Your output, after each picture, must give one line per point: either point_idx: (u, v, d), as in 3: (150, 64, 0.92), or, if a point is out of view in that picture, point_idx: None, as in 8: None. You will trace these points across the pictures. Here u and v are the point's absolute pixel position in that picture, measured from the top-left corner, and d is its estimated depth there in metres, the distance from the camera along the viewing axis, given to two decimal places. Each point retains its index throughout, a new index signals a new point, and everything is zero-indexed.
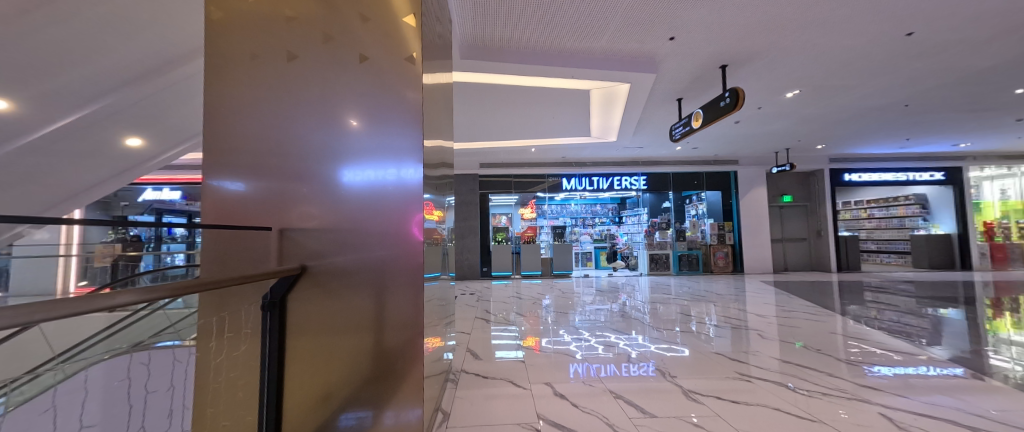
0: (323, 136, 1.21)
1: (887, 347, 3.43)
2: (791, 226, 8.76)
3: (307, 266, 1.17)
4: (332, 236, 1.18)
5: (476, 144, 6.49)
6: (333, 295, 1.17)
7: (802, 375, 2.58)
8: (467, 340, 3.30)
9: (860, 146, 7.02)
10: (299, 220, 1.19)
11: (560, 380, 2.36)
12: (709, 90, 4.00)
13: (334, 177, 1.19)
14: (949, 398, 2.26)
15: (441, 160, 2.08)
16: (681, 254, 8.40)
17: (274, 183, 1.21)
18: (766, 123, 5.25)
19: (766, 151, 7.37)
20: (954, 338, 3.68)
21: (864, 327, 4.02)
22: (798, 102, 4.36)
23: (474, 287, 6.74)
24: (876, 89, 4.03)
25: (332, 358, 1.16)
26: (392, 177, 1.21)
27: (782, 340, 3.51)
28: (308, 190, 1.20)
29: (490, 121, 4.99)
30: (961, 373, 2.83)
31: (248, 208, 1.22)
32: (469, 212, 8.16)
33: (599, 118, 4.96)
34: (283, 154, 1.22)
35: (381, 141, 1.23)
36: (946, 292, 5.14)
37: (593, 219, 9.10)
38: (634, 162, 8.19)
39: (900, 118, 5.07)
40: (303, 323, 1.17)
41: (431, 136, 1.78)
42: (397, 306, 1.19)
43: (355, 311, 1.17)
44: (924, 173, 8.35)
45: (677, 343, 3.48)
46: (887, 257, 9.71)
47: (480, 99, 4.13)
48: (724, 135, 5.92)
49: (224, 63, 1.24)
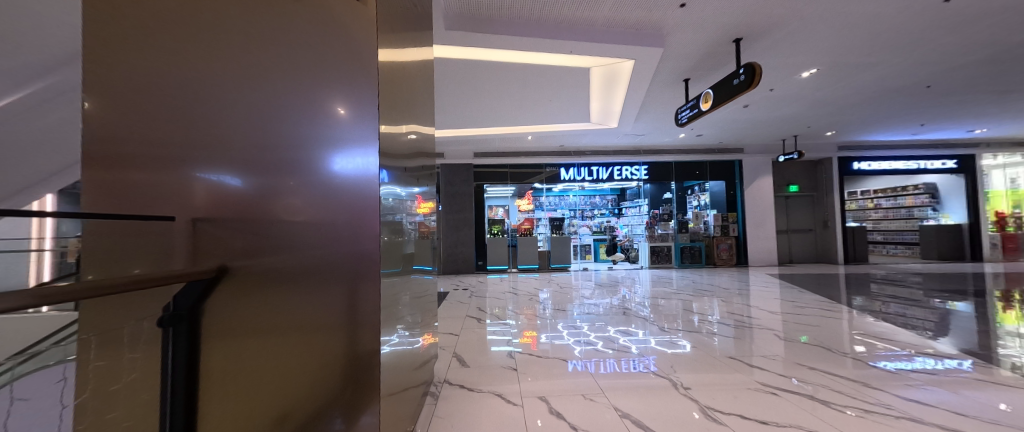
0: (298, 111, 0.99)
1: (895, 341, 3.36)
2: (795, 217, 8.63)
3: (243, 267, 0.93)
4: (296, 227, 0.98)
5: (471, 131, 6.28)
6: (278, 297, 0.95)
7: (817, 379, 2.52)
8: (458, 341, 3.13)
9: (871, 132, 6.82)
10: (272, 217, 0.97)
11: (563, 392, 2.21)
12: (718, 68, 3.80)
13: (318, 164, 0.99)
14: (964, 397, 2.25)
15: (421, 150, 1.86)
16: (683, 246, 8.26)
17: (243, 174, 0.97)
18: (774, 107, 5.04)
19: (773, 138, 7.17)
20: (961, 331, 3.57)
21: (869, 320, 3.94)
22: (813, 82, 4.16)
23: (467, 281, 6.64)
24: (896, 68, 3.84)
25: (283, 373, 0.96)
26: (373, 163, 1.07)
27: (785, 335, 3.46)
28: (284, 183, 0.98)
29: (485, 105, 4.79)
30: (967, 366, 2.78)
31: (206, 210, 0.94)
32: (462, 204, 7.97)
33: (599, 102, 4.78)
34: (249, 140, 0.98)
35: (369, 120, 1.09)
36: (955, 284, 5.03)
37: (591, 210, 8.83)
38: (635, 151, 7.94)
39: (919, 100, 4.87)
40: (229, 335, 0.93)
41: (406, 118, 1.55)
42: (371, 301, 1.04)
43: (312, 313, 0.98)
44: (936, 161, 8.18)
45: (678, 338, 3.40)
46: (893, 248, 9.70)
47: (474, 77, 3.90)
48: (730, 120, 5.71)
49: (120, 10, 0.94)
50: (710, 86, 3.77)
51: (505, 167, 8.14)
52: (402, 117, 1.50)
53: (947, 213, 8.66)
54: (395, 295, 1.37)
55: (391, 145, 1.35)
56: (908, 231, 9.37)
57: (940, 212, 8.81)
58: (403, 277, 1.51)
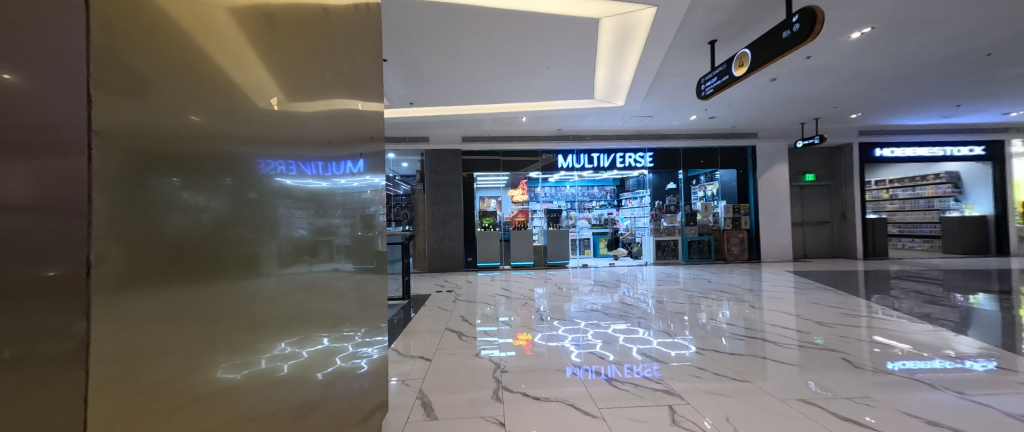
0: (259, 103, 0.85)
1: (909, 339, 3.12)
2: (809, 208, 8.39)
3: (181, 258, 0.65)
4: (245, 225, 0.80)
5: (466, 109, 5.82)
6: (203, 287, 0.70)
7: (828, 380, 2.38)
8: (430, 367, 2.53)
9: (899, 115, 6.54)
10: (253, 223, 0.83)
11: (579, 416, 1.89)
12: (755, 25, 3.47)
13: (278, 176, 0.91)
14: (987, 402, 2.10)
15: (365, 132, 1.45)
16: (691, 240, 7.97)
17: (203, 171, 0.68)
18: (807, 80, 4.69)
19: (792, 121, 6.85)
20: (986, 325, 3.40)
21: (891, 318, 3.68)
22: (858, 47, 3.79)
23: (456, 280, 6.26)
24: (961, 28, 3.48)
25: (192, 395, 0.68)
26: (321, 158, 1.11)
27: (801, 340, 3.13)
28: (253, 184, 0.81)
29: (477, 72, 4.34)
30: (988, 368, 2.55)
31: (167, 217, 0.61)
32: (450, 194, 7.53)
33: (608, 71, 4.44)
34: (234, 136, 0.76)
35: (316, 121, 1.08)
36: (978, 281, 4.77)
37: (590, 202, 8.53)
38: (641, 135, 7.63)
39: (965, 74, 4.55)
40: (119, 346, 0.55)
41: (330, 92, 1.18)
42: (308, 299, 1.08)
43: (253, 304, 0.84)
44: (964, 148, 8.07)
45: (680, 338, 3.17)
46: (910, 241, 9.47)
47: (474, 27, 3.41)
48: (752, 97, 5.35)
49: None
50: (746, 47, 3.45)
51: (499, 154, 7.70)
52: (320, 85, 1.11)
53: (970, 204, 8.57)
54: (367, 293, 1.51)
55: (347, 134, 1.29)
56: (925, 224, 9.19)
57: (963, 202, 8.69)
58: (376, 272, 1.61)
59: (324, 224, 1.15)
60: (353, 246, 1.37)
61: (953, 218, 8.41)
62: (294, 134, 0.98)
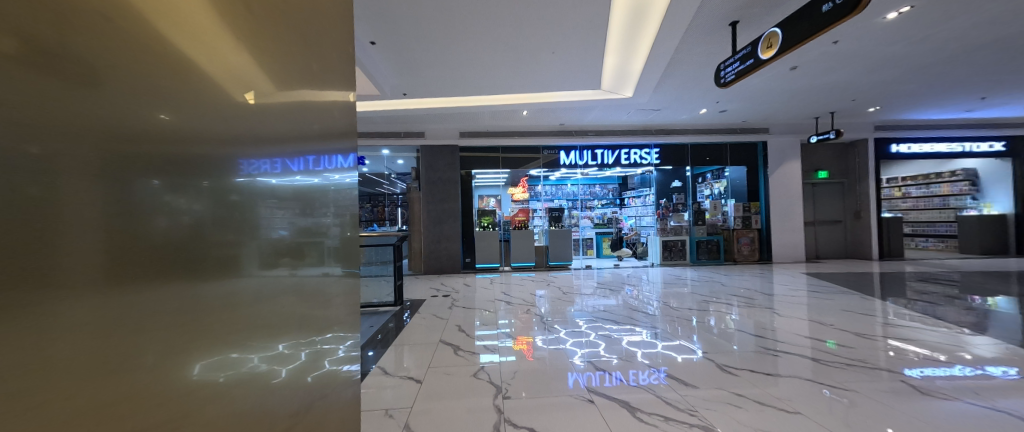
0: (236, 98, 0.59)
1: (925, 344, 2.94)
2: (821, 206, 8.22)
3: (163, 276, 0.46)
4: (236, 227, 0.59)
5: (469, 101, 5.66)
6: (199, 312, 0.52)
7: (868, 393, 2.17)
8: (420, 388, 2.33)
9: (919, 109, 6.37)
10: (239, 227, 0.59)
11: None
12: (785, 3, 3.29)
13: (259, 172, 0.64)
14: (1004, 408, 1.98)
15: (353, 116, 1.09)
16: (699, 240, 7.79)
17: (185, 168, 0.48)
18: (831, 69, 4.50)
19: (805, 115, 6.68)
20: (1003, 329, 3.21)
21: (910, 324, 3.45)
22: (890, 30, 3.62)
23: (453, 283, 6.09)
24: (1007, 7, 3.30)
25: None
26: (311, 151, 0.83)
27: (813, 344, 3.02)
28: (233, 183, 0.57)
29: (486, 57, 4.15)
30: (1011, 374, 2.38)
31: (144, 221, 0.42)
32: (448, 192, 7.33)
33: (617, 56, 4.26)
34: (215, 117, 0.54)
35: (306, 111, 0.80)
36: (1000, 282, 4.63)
37: (592, 200, 8.42)
38: (646, 130, 7.45)
39: (1001, 61, 4.37)
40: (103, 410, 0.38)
41: (311, 58, 0.86)
42: (316, 310, 0.86)
43: (261, 323, 0.65)
44: (983, 143, 7.96)
45: (685, 340, 3.05)
46: (925, 241, 9.34)
47: (481, 4, 3.19)
48: (766, 88, 5.18)
49: None
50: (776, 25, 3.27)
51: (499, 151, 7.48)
52: (300, 48, 0.80)
53: (988, 203, 8.48)
54: None
55: (339, 124, 0.99)
56: (941, 223, 9.01)
57: (980, 201, 8.57)
58: None
59: (318, 240, 0.87)
60: (344, 250, 1.02)
61: (970, 216, 8.42)
62: (272, 121, 0.67)
